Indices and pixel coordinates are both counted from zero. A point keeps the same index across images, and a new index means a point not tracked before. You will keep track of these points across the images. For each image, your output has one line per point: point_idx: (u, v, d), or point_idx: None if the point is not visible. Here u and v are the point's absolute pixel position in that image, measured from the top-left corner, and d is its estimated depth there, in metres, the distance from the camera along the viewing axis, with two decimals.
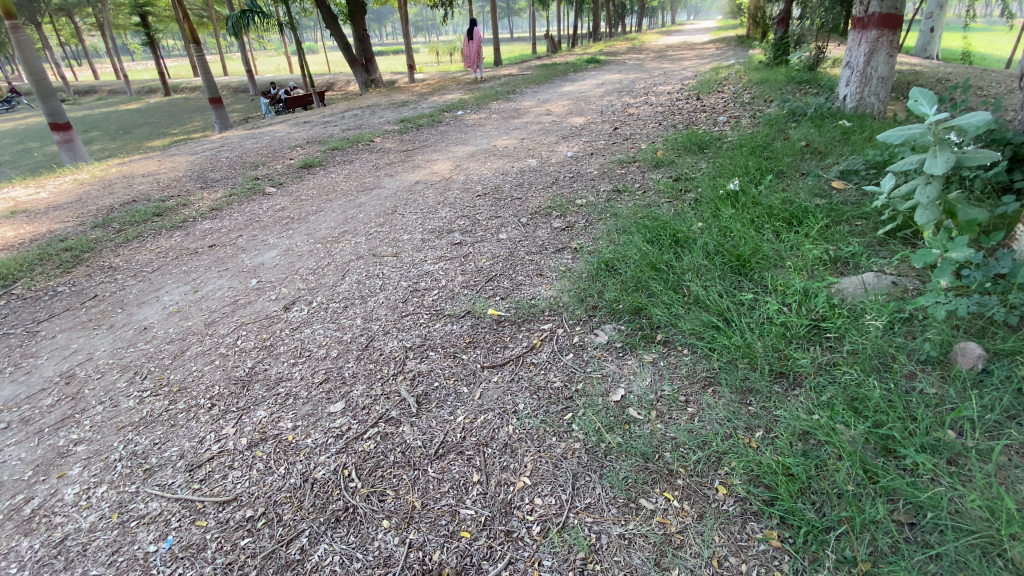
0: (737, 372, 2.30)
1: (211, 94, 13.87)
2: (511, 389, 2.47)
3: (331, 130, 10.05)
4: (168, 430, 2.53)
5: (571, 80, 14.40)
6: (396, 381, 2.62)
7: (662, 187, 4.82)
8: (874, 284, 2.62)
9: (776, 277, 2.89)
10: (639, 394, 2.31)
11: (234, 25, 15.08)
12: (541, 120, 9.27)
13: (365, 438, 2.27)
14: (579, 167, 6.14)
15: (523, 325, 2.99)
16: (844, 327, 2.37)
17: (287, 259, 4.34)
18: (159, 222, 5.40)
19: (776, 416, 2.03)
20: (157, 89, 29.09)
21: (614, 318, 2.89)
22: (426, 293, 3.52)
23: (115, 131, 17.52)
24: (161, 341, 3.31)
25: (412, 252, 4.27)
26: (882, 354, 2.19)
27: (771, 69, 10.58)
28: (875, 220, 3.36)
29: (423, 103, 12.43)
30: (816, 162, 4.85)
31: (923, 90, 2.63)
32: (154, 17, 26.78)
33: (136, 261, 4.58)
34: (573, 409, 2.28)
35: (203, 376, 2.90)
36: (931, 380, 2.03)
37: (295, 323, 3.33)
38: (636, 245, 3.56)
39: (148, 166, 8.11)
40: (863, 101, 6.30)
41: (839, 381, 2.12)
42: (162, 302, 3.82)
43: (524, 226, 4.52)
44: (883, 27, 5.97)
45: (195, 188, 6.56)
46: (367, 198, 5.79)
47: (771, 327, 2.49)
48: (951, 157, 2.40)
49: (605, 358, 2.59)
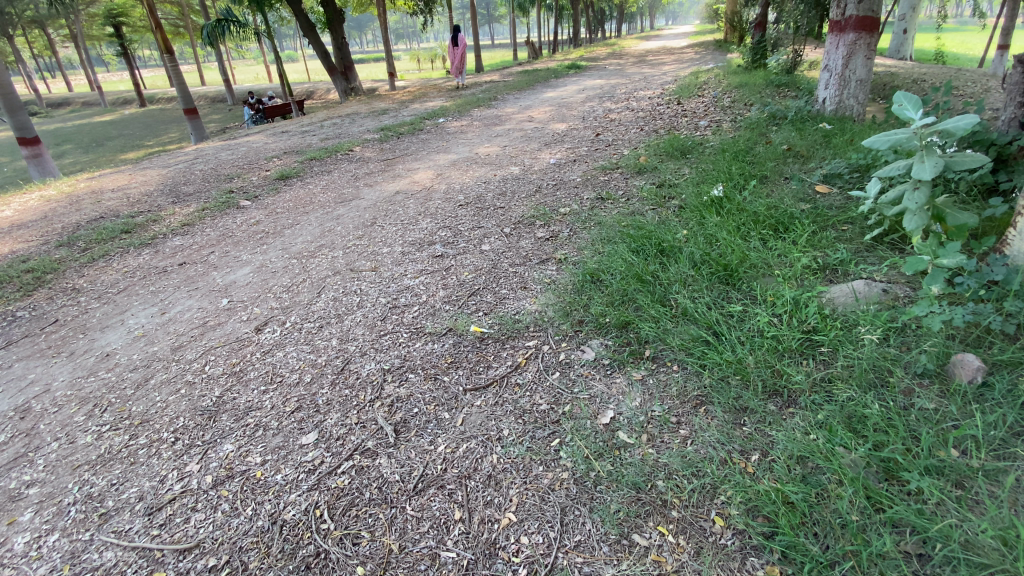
0: (730, 390, 2.20)
1: (186, 105, 13.58)
2: (495, 413, 2.34)
3: (310, 139, 9.86)
4: (127, 469, 2.36)
5: (552, 85, 14.40)
6: (373, 408, 2.48)
7: (646, 195, 4.75)
8: (864, 292, 2.57)
9: (765, 286, 2.81)
10: (628, 416, 2.20)
11: (209, 34, 14.78)
12: (523, 127, 9.20)
13: (339, 472, 2.13)
14: (562, 174, 6.06)
15: (507, 343, 2.87)
16: (838, 340, 2.29)
17: (261, 276, 4.17)
18: (127, 239, 5.18)
19: (773, 438, 1.93)
20: (131, 100, 28.44)
21: (601, 333, 2.79)
22: (406, 309, 3.38)
23: (88, 144, 16.99)
24: (124, 369, 3.12)
25: (392, 266, 4.13)
26: (878, 368, 2.11)
27: (750, 73, 10.66)
28: (861, 225, 3.32)
29: (404, 111, 12.30)
30: (799, 166, 4.83)
31: (908, 93, 2.57)
32: (129, 28, 26.26)
33: (101, 282, 4.36)
34: (561, 435, 2.15)
35: (167, 407, 2.72)
36: (930, 395, 1.96)
37: (267, 345, 3.16)
38: (621, 255, 3.46)
39: (118, 180, 7.84)
40: (842, 104, 6.33)
41: (835, 399, 2.03)
42: (128, 326, 3.62)
43: (507, 237, 4.41)
44: (860, 31, 6.01)
45: (167, 203, 6.33)
46: (345, 210, 5.64)
47: (762, 341, 2.41)
48: (939, 162, 2.34)
49: (593, 377, 2.48)
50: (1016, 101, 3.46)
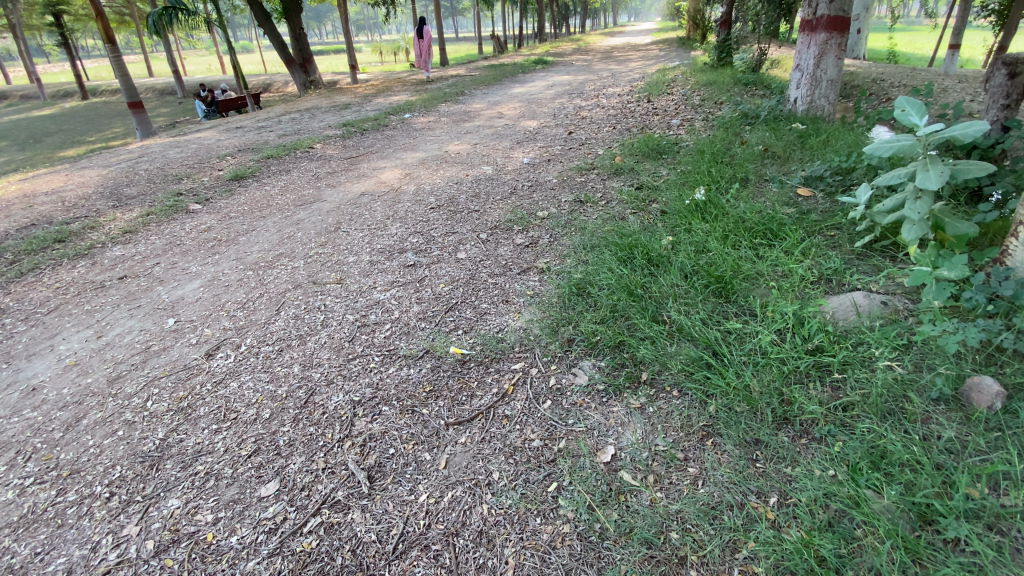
0: (739, 421, 2.03)
1: (131, 99, 12.64)
2: (481, 452, 2.11)
3: (267, 136, 9.30)
4: (52, 534, 2.01)
5: (520, 81, 14.13)
6: (343, 450, 2.21)
7: (626, 198, 4.58)
8: (866, 306, 2.44)
9: (762, 300, 2.67)
10: (631, 452, 2.01)
11: (155, 22, 13.80)
12: (493, 123, 8.94)
13: (305, 533, 1.87)
14: (537, 174, 5.85)
15: (491, 366, 2.63)
16: (847, 361, 2.15)
17: (213, 292, 3.78)
18: (60, 250, 4.64)
19: (791, 478, 1.77)
20: (71, 92, 26.53)
21: (592, 354, 2.59)
22: (377, 328, 3.10)
23: (21, 140, 15.66)
24: (52, 406, 2.71)
25: (359, 277, 3.81)
26: (892, 393, 1.98)
27: (718, 71, 10.73)
28: (849, 231, 3.22)
29: (367, 106, 11.81)
30: (778, 168, 4.76)
31: (910, 100, 2.60)
32: (68, 16, 24.43)
33: (29, 300, 3.86)
34: (557, 477, 1.94)
35: (103, 453, 2.35)
36: (952, 422, 1.83)
37: (219, 374, 2.82)
38: (607, 265, 3.27)
39: (52, 181, 7.13)
40: (813, 104, 6.34)
41: (854, 431, 1.88)
42: (58, 352, 3.17)
43: (484, 243, 4.16)
44: (831, 31, 6.02)
45: (107, 207, 5.77)
46: (306, 214, 5.25)
47: (765, 362, 2.25)
48: (944, 170, 2.31)
49: (588, 406, 2.27)
50: (999, 103, 3.43)
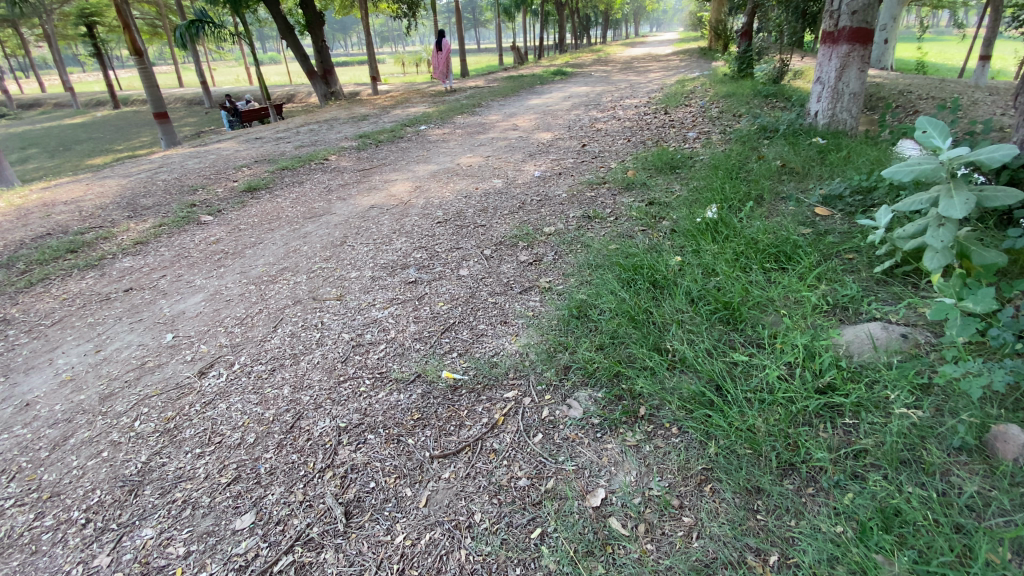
0: (740, 466, 1.88)
1: (157, 110, 12.99)
2: (464, 490, 2.00)
3: (284, 147, 9.43)
4: (24, 561, 1.96)
5: (537, 92, 14.13)
6: (323, 481, 2.13)
7: (635, 214, 4.45)
8: (883, 339, 2.27)
9: (772, 329, 2.51)
10: (621, 497, 1.88)
11: (182, 36, 14.18)
12: (507, 136, 8.91)
13: (275, 573, 1.79)
14: (546, 188, 5.76)
15: (483, 394, 2.52)
16: (861, 404, 1.98)
17: (213, 306, 3.77)
18: (71, 260, 4.71)
19: (793, 536, 1.62)
20: (105, 102, 27.53)
21: (589, 384, 2.46)
22: (371, 349, 3.03)
23: (54, 148, 16.20)
24: (43, 423, 2.69)
25: (359, 294, 3.76)
26: (908, 441, 1.81)
27: (738, 82, 10.53)
28: (869, 254, 3.03)
29: (385, 117, 11.92)
30: (796, 185, 4.57)
31: (934, 120, 2.47)
32: (103, 29, 25.38)
33: (35, 312, 3.89)
34: (542, 522, 1.83)
35: (84, 476, 2.31)
36: (975, 477, 1.66)
37: (209, 394, 2.77)
38: (611, 286, 3.15)
39: (74, 191, 7.31)
40: (835, 117, 6.13)
41: (865, 483, 1.72)
42: (56, 367, 3.18)
43: (487, 260, 4.08)
44: (854, 42, 5.81)
45: (122, 217, 5.87)
46: (314, 227, 5.25)
47: (772, 401, 2.09)
48: (970, 197, 2.16)
49: (581, 443, 2.15)
50: None
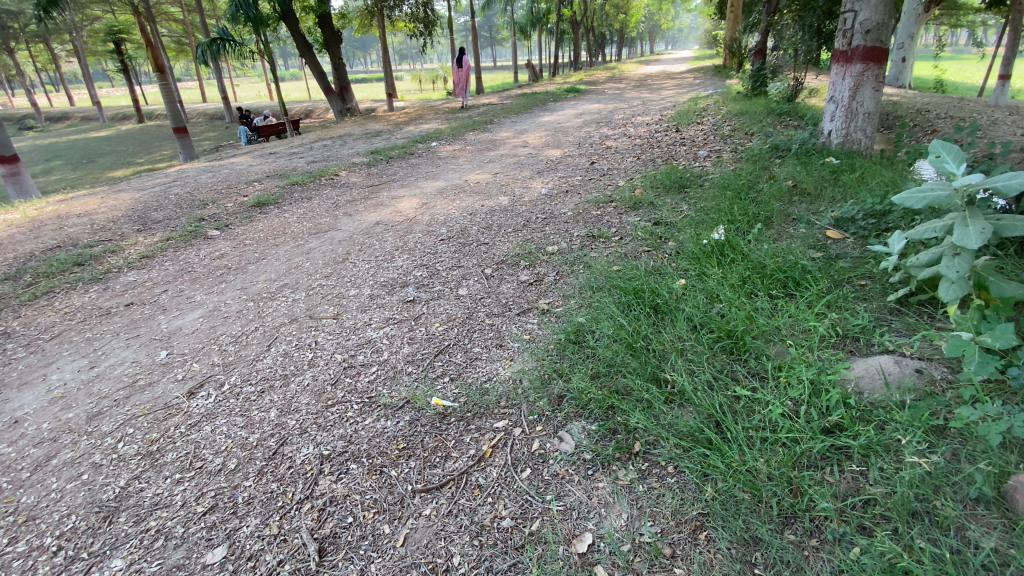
0: (739, 514, 1.75)
1: (177, 124, 13.27)
2: (444, 530, 1.91)
3: (296, 162, 9.52)
4: None
5: (550, 109, 14.16)
6: (300, 514, 2.04)
7: (640, 234, 4.35)
8: (896, 373, 2.12)
9: (777, 361, 2.38)
10: (610, 543, 1.77)
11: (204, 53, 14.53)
12: (517, 152, 8.89)
13: None
14: (553, 206, 5.69)
15: (472, 423, 2.42)
16: (871, 447, 1.84)
17: (210, 323, 3.74)
18: (77, 274, 4.75)
19: None
20: (130, 116, 28.39)
21: (582, 416, 2.35)
22: (362, 371, 2.95)
23: (78, 161, 16.66)
24: (28, 442, 2.65)
25: (356, 313, 3.70)
26: (921, 490, 1.68)
27: (752, 99, 10.43)
28: (882, 281, 2.89)
29: (397, 133, 12.04)
30: (808, 206, 4.44)
31: (947, 145, 2.37)
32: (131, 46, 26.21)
33: (35, 325, 3.91)
34: (523, 568, 1.72)
35: (62, 500, 2.26)
36: (993, 532, 1.52)
37: (196, 416, 2.72)
38: (610, 310, 3.04)
39: (88, 203, 7.43)
40: (849, 137, 5.99)
41: (874, 538, 1.58)
42: (48, 383, 3.16)
43: (488, 279, 4.01)
44: (867, 62, 5.68)
45: (132, 231, 5.94)
46: (318, 243, 5.24)
47: (774, 441, 1.96)
48: (986, 226, 2.04)
49: (570, 480, 2.04)
50: None
